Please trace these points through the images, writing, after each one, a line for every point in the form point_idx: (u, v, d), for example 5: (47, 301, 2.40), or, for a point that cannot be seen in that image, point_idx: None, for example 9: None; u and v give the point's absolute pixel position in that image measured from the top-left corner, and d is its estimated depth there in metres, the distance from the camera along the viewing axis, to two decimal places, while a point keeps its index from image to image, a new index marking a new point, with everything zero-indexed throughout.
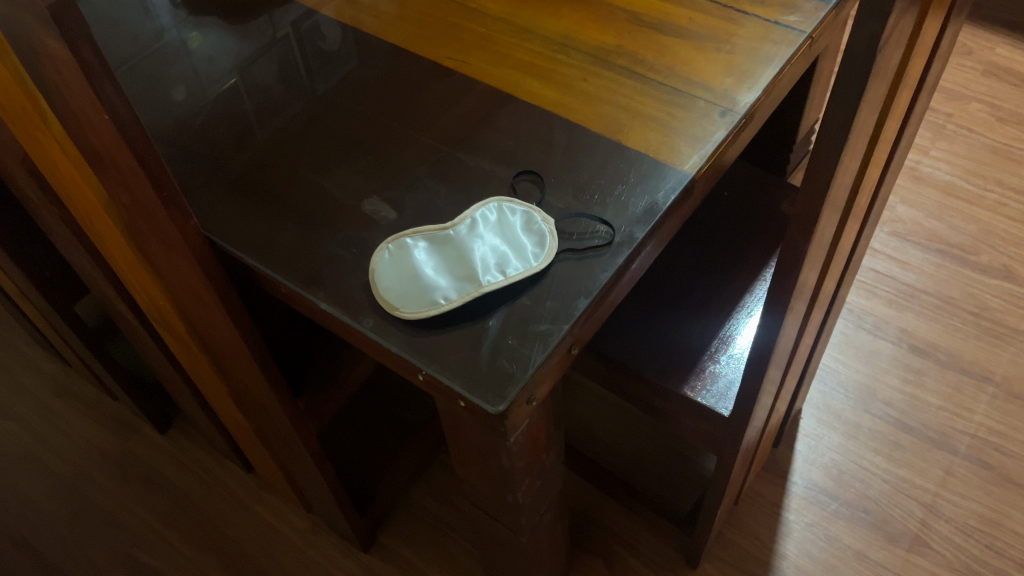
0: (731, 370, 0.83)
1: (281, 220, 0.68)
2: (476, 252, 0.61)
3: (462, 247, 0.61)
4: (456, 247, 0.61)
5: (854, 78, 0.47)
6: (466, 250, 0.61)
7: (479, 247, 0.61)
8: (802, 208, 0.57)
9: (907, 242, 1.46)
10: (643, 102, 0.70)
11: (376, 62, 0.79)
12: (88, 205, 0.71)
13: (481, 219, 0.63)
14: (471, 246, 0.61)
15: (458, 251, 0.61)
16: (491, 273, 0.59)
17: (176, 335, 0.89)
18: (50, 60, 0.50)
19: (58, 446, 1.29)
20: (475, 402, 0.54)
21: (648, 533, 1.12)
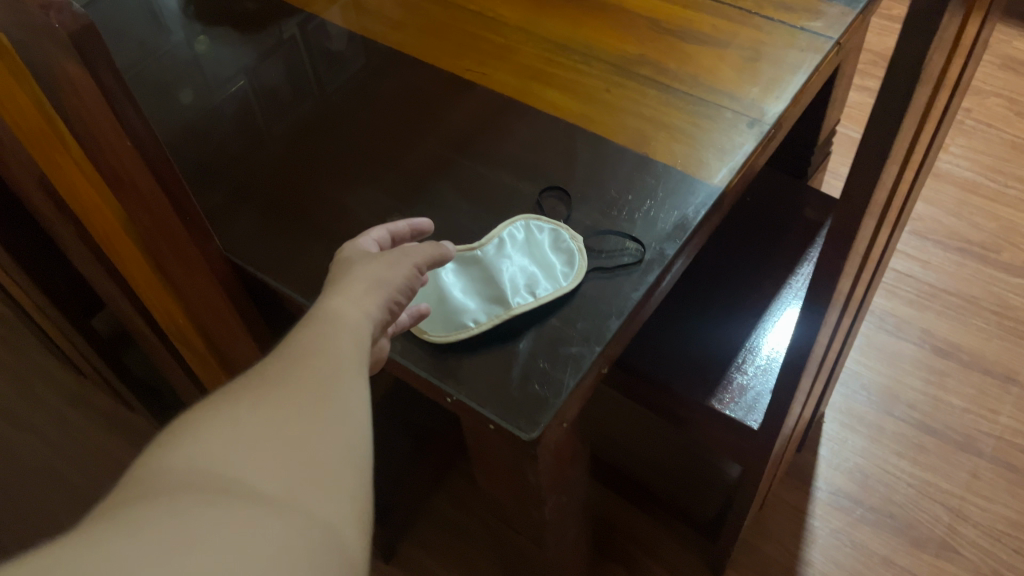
0: (759, 382, 0.82)
1: (303, 240, 0.67)
2: (506, 273, 0.60)
3: (490, 268, 0.60)
4: (485, 269, 0.61)
5: (897, 92, 0.45)
6: (495, 271, 0.60)
7: (507, 268, 0.60)
8: (838, 223, 0.56)
9: (927, 240, 1.44)
10: (668, 113, 0.69)
11: (394, 74, 0.78)
12: (107, 226, 0.70)
13: (509, 239, 0.62)
14: (500, 267, 0.60)
15: (487, 273, 0.60)
16: (520, 294, 0.58)
17: (195, 352, 0.88)
18: (71, 87, 0.49)
19: (76, 458, 1.29)
20: (508, 429, 0.53)
21: (671, 541, 1.10)
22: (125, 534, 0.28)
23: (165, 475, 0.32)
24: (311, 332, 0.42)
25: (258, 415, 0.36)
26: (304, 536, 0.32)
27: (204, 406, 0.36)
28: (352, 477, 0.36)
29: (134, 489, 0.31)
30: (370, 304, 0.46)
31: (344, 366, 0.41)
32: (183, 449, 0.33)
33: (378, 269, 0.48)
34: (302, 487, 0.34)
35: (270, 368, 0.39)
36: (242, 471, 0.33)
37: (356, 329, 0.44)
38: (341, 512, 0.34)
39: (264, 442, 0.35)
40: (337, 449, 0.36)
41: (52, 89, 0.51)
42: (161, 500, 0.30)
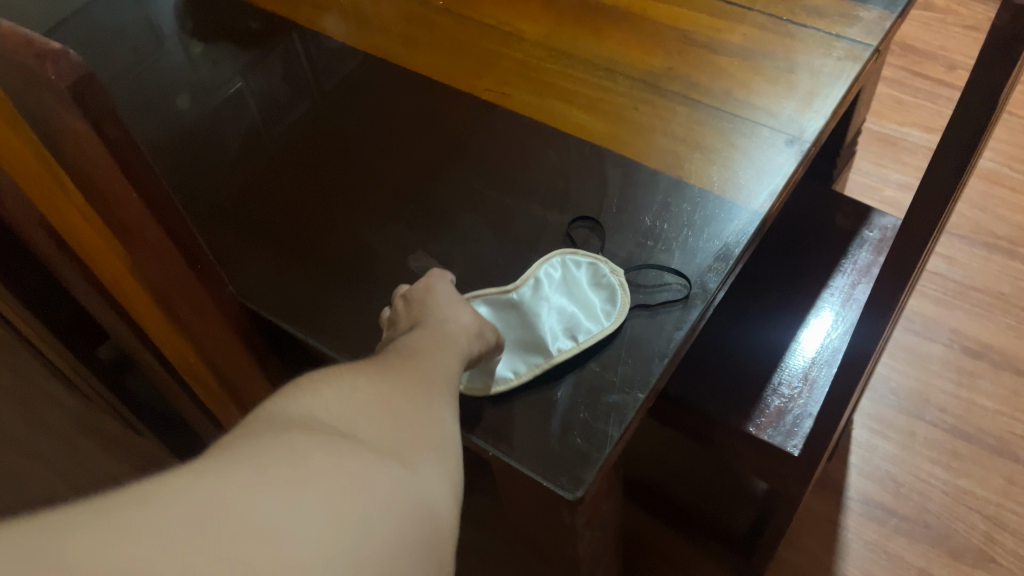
0: (800, 405, 0.78)
1: (320, 281, 0.63)
2: (546, 317, 0.56)
3: (529, 312, 0.56)
4: (524, 313, 0.56)
5: (974, 120, 0.42)
6: (535, 316, 0.56)
7: (546, 312, 0.56)
8: (896, 252, 0.52)
9: (952, 235, 1.40)
10: (701, 132, 0.65)
11: (409, 94, 0.74)
12: (113, 268, 0.67)
13: (545, 277, 0.58)
14: (541, 310, 0.56)
15: (525, 318, 0.56)
16: (561, 340, 0.54)
17: (206, 387, 0.85)
18: (72, 138, 0.45)
19: (87, 486, 1.26)
20: (549, 488, 0.49)
21: (702, 559, 1.06)
22: (258, 460, 0.30)
23: (290, 416, 0.33)
24: (413, 342, 0.44)
25: (373, 385, 0.37)
26: (414, 501, 0.32)
27: (321, 370, 0.38)
28: (451, 462, 0.37)
29: (262, 424, 0.33)
30: (467, 337, 0.48)
31: (441, 371, 0.42)
32: (308, 398, 0.35)
33: (471, 309, 0.50)
34: (411, 456, 0.35)
35: (376, 359, 0.41)
36: (359, 428, 0.34)
37: (455, 354, 0.45)
38: (443, 491, 0.35)
39: (376, 409, 0.36)
40: (438, 433, 0.37)
41: (52, 139, 0.47)
42: (289, 435, 0.31)
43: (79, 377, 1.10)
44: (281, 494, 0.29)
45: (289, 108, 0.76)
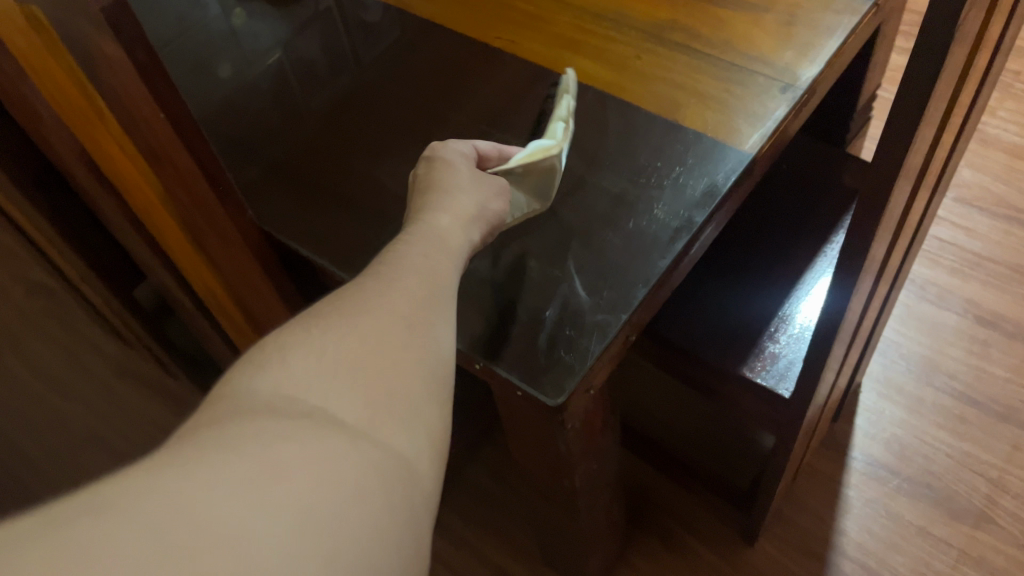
0: (792, 350, 0.81)
1: (338, 215, 0.70)
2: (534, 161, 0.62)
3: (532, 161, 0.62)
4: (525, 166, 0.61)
5: (934, 48, 0.45)
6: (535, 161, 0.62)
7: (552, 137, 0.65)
8: (870, 186, 0.55)
9: (972, 207, 1.40)
10: (700, 80, 0.68)
11: (425, 46, 0.80)
12: (148, 201, 0.72)
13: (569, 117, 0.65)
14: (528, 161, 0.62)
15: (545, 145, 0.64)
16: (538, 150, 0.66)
17: (232, 322, 0.91)
18: (106, 61, 0.50)
19: (122, 427, 1.33)
20: (534, 395, 0.55)
21: (704, 512, 1.13)
22: (227, 447, 0.31)
23: (255, 399, 0.35)
24: (400, 263, 0.46)
25: (348, 345, 0.39)
26: (388, 465, 0.35)
27: (293, 332, 0.39)
28: (431, 415, 0.39)
29: (228, 410, 0.35)
30: (471, 222, 0.53)
31: (430, 295, 0.44)
32: (276, 374, 0.36)
33: (480, 194, 0.55)
34: (385, 419, 0.37)
35: (360, 294, 0.43)
36: (331, 399, 0.36)
37: (457, 246, 0.50)
38: (418, 450, 0.37)
39: (352, 372, 0.38)
40: (418, 387, 0.39)
41: (91, 66, 0.52)
42: (258, 419, 0.33)
43: (116, 320, 1.16)
44: (255, 473, 0.31)
45: (328, 75, 0.81)
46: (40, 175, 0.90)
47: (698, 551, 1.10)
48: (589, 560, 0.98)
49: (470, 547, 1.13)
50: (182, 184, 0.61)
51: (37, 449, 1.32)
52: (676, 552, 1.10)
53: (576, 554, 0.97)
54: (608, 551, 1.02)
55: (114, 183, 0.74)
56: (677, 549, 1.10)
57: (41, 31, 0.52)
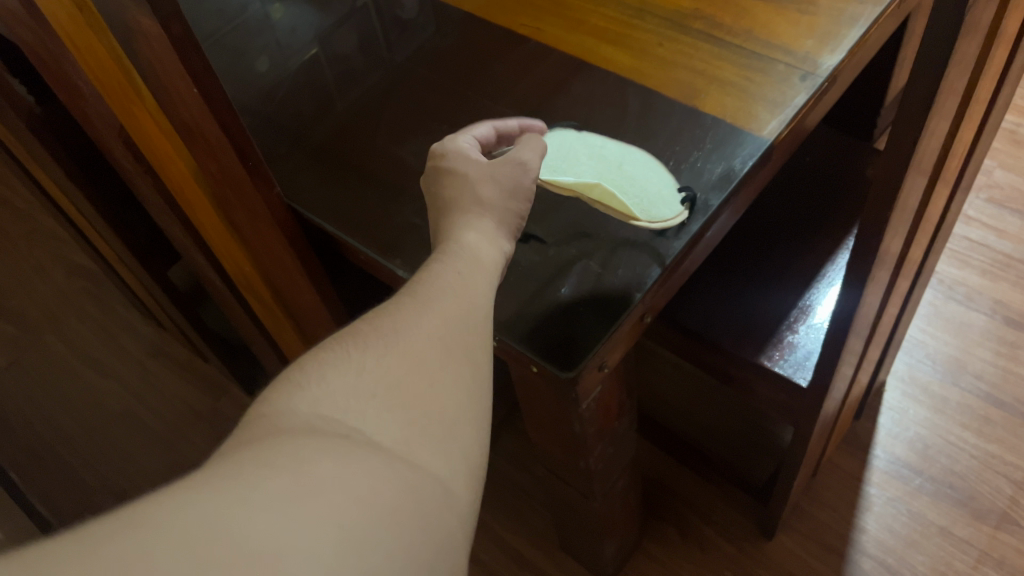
0: (810, 341, 0.82)
1: (363, 192, 0.73)
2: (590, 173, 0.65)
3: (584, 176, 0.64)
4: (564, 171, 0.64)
5: (945, 34, 0.45)
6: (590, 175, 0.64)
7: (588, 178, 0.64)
8: (883, 176, 0.56)
9: (1004, 208, 1.39)
10: (721, 67, 0.69)
11: (453, 35, 0.82)
12: (181, 176, 0.74)
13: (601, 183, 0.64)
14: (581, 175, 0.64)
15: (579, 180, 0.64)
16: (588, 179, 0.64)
17: (261, 300, 0.93)
18: (144, 37, 0.53)
19: (154, 406, 1.37)
20: (549, 368, 0.57)
21: (723, 505, 1.13)
22: (271, 466, 0.32)
23: (296, 416, 0.36)
24: (433, 281, 0.46)
25: (386, 365, 0.40)
26: (425, 489, 0.36)
27: (331, 349, 0.40)
28: (465, 437, 0.40)
29: (268, 427, 0.35)
30: (503, 233, 0.53)
31: (466, 313, 0.45)
32: (315, 392, 0.37)
33: (508, 193, 0.54)
34: (421, 442, 0.38)
35: (397, 312, 0.43)
36: (369, 421, 0.37)
37: (494, 261, 0.51)
38: (452, 473, 0.38)
39: (390, 394, 0.39)
40: (453, 409, 0.40)
41: (129, 43, 0.54)
42: (299, 438, 0.34)
43: (150, 301, 1.19)
44: (300, 494, 0.32)
45: (362, 72, 0.83)
46: (80, 156, 0.93)
47: (715, 543, 1.10)
48: (606, 547, 0.99)
49: (489, 532, 1.14)
50: (213, 157, 0.63)
51: (73, 425, 1.36)
52: (694, 543, 1.11)
53: (593, 540, 0.98)
54: (625, 538, 1.03)
55: (150, 158, 0.77)
56: (694, 540, 1.11)
57: (82, 5, 0.56)
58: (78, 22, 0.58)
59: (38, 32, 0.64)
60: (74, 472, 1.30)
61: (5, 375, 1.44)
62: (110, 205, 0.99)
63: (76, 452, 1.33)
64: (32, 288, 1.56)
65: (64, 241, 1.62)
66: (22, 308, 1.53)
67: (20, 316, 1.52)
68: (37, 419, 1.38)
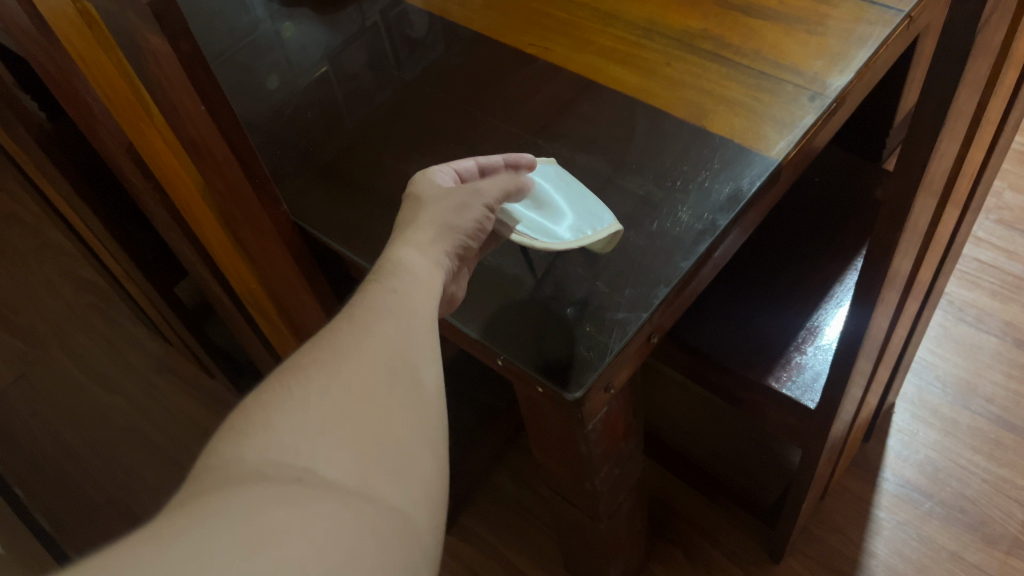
0: (818, 362, 0.81)
1: (369, 208, 0.73)
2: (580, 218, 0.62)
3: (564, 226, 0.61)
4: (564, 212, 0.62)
5: (953, 57, 0.45)
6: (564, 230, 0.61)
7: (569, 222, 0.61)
8: (892, 197, 0.55)
9: (1014, 230, 1.38)
10: (729, 86, 0.69)
11: (461, 54, 0.82)
12: (187, 192, 0.74)
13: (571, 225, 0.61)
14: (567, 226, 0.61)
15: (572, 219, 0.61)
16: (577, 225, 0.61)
17: (266, 317, 0.93)
18: (152, 54, 0.53)
19: (159, 421, 1.36)
20: (555, 388, 0.56)
21: (730, 527, 1.12)
22: (222, 516, 0.32)
23: (245, 466, 0.36)
24: (376, 303, 0.46)
25: (330, 397, 0.39)
26: (383, 521, 0.36)
27: (276, 386, 0.40)
28: (422, 464, 0.41)
29: (217, 480, 0.35)
30: (437, 251, 0.53)
31: (413, 335, 0.45)
32: (261, 437, 0.37)
33: (450, 215, 0.55)
34: (376, 473, 0.38)
35: (341, 336, 0.43)
36: (319, 459, 0.37)
37: (430, 278, 0.51)
38: (412, 500, 0.39)
39: (337, 428, 0.38)
40: (407, 434, 0.41)
41: (138, 60, 0.55)
42: (249, 487, 0.34)
43: (158, 318, 1.20)
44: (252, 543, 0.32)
45: (370, 91, 0.83)
46: (89, 171, 0.94)
47: (721, 565, 1.09)
48: (611, 570, 0.98)
49: (493, 552, 1.13)
50: (219, 175, 0.64)
51: (79, 440, 1.36)
52: (699, 565, 1.09)
53: (597, 563, 0.97)
54: (630, 561, 1.02)
55: (155, 174, 0.77)
56: (700, 563, 1.10)
57: (91, 22, 0.56)
58: (87, 39, 0.59)
59: (48, 48, 0.65)
60: (79, 488, 1.30)
61: (12, 390, 1.44)
62: (119, 221, 0.99)
63: (81, 467, 1.32)
64: (42, 304, 1.56)
65: (74, 257, 1.63)
66: (30, 323, 1.53)
67: (29, 331, 1.52)
68: (43, 434, 1.38)
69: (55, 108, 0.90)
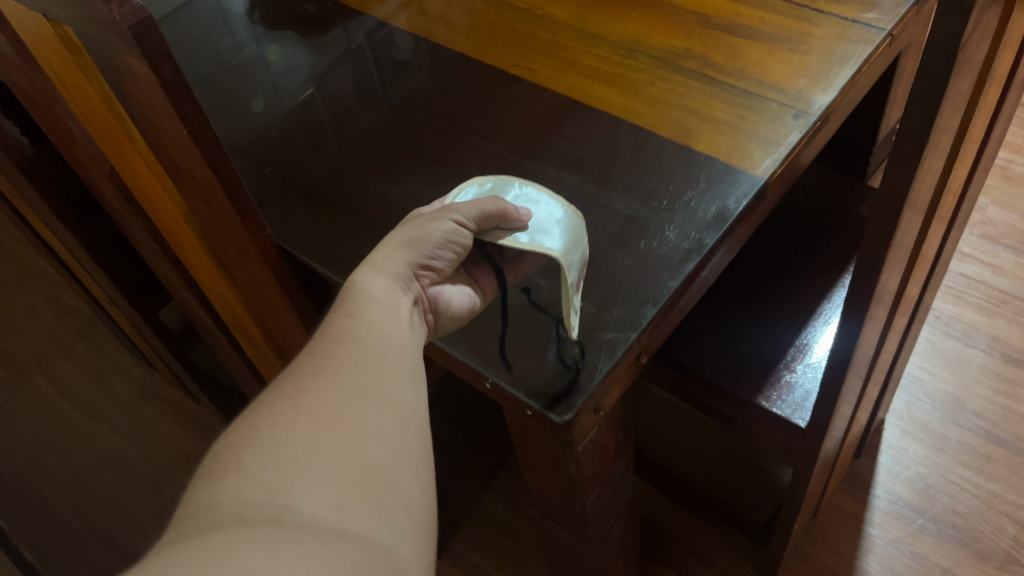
0: (808, 379, 0.80)
1: (356, 230, 0.73)
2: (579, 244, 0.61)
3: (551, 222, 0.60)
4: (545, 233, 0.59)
5: (935, 74, 0.45)
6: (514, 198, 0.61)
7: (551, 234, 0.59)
8: (878, 214, 0.55)
9: (998, 244, 1.39)
10: (713, 105, 0.69)
11: (446, 76, 0.82)
12: (171, 217, 0.74)
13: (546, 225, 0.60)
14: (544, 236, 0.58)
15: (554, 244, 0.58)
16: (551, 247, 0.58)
17: (252, 341, 0.92)
18: (133, 78, 0.52)
19: (144, 448, 1.34)
20: (542, 411, 0.56)
21: (723, 547, 1.11)
22: (199, 562, 0.32)
23: (220, 510, 0.35)
24: (341, 336, 0.46)
25: (300, 431, 0.39)
26: (366, 553, 0.35)
27: (246, 428, 0.40)
28: (405, 490, 0.40)
29: (194, 528, 0.34)
30: (398, 267, 0.53)
31: (382, 364, 0.45)
32: (235, 480, 0.37)
33: (408, 235, 0.55)
34: (356, 504, 0.37)
35: (308, 371, 0.43)
36: (296, 493, 0.36)
37: (387, 296, 0.51)
38: (395, 531, 0.38)
39: (312, 461, 0.38)
40: (386, 461, 0.40)
41: (119, 83, 0.54)
42: (225, 531, 0.34)
43: (142, 342, 1.18)
44: None
45: (356, 114, 0.83)
46: (71, 196, 0.93)
47: None
48: None
49: None
50: (202, 199, 0.63)
51: (62, 469, 1.33)
52: None
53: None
54: None
55: (138, 198, 0.76)
56: None
57: (72, 46, 0.55)
58: (67, 63, 0.58)
59: (30, 73, 0.64)
60: (61, 517, 1.28)
61: None
62: (101, 246, 0.98)
63: (64, 496, 1.30)
64: (24, 330, 1.54)
65: (58, 282, 1.62)
66: (13, 349, 1.51)
67: (11, 358, 1.50)
68: (25, 462, 1.35)
69: (37, 133, 0.89)
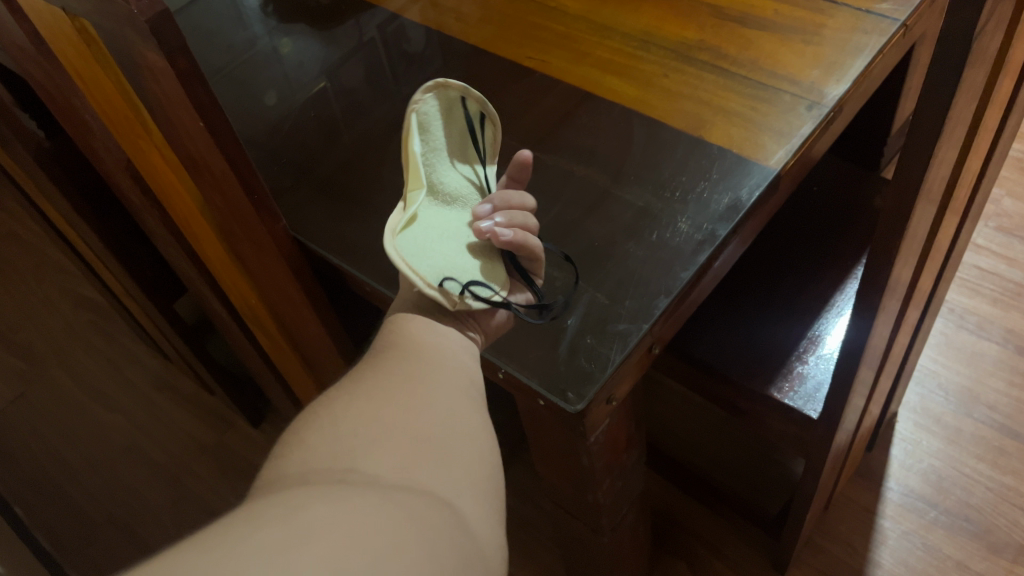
0: (821, 371, 0.80)
1: (369, 222, 0.74)
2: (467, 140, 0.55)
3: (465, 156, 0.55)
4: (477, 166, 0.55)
5: (949, 66, 0.45)
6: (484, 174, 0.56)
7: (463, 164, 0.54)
8: (892, 205, 0.55)
9: (1013, 237, 1.38)
10: (726, 97, 0.69)
11: (458, 68, 0.83)
12: (187, 210, 0.74)
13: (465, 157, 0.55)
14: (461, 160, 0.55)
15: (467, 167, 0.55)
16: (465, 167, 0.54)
17: (266, 332, 0.92)
18: (149, 70, 0.53)
19: (159, 438, 1.36)
20: (556, 401, 0.56)
21: (735, 540, 1.11)
22: (271, 511, 0.32)
23: (286, 477, 0.36)
24: (387, 343, 0.48)
25: (355, 409, 0.40)
26: (429, 506, 0.36)
27: (304, 417, 0.41)
28: (461, 457, 0.41)
29: (263, 492, 0.35)
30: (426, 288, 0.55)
31: (430, 354, 0.47)
32: (298, 454, 0.38)
33: None
34: (416, 466, 0.38)
35: (360, 372, 0.45)
36: (359, 458, 0.37)
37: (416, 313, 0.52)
38: (455, 492, 0.38)
39: (370, 430, 0.39)
40: (441, 430, 0.41)
41: (135, 75, 0.55)
42: (295, 488, 0.34)
43: (157, 334, 1.19)
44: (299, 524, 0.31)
45: (369, 106, 0.83)
46: (86, 188, 0.93)
47: None
48: None
49: None
50: (219, 190, 0.64)
51: (78, 459, 1.35)
52: None
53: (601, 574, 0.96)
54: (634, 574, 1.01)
55: (157, 193, 0.77)
56: None
57: (90, 40, 0.56)
58: (89, 62, 0.59)
59: (47, 66, 0.65)
60: (78, 507, 1.29)
61: (11, 409, 1.43)
62: (118, 238, 0.99)
63: (81, 487, 1.31)
64: (40, 321, 1.56)
65: (73, 275, 1.63)
66: (29, 340, 1.53)
67: (27, 349, 1.52)
68: (42, 452, 1.37)
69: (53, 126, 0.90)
